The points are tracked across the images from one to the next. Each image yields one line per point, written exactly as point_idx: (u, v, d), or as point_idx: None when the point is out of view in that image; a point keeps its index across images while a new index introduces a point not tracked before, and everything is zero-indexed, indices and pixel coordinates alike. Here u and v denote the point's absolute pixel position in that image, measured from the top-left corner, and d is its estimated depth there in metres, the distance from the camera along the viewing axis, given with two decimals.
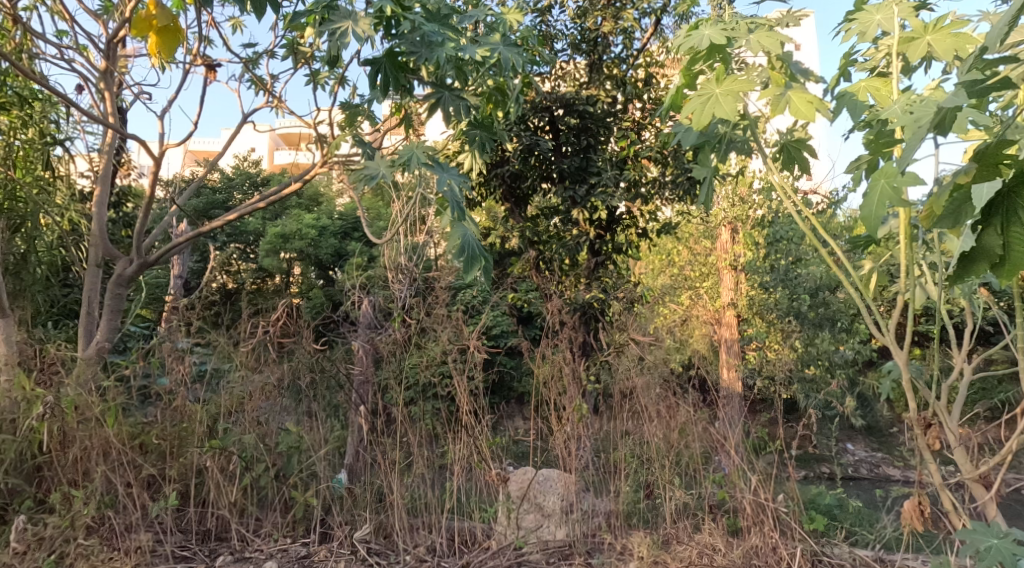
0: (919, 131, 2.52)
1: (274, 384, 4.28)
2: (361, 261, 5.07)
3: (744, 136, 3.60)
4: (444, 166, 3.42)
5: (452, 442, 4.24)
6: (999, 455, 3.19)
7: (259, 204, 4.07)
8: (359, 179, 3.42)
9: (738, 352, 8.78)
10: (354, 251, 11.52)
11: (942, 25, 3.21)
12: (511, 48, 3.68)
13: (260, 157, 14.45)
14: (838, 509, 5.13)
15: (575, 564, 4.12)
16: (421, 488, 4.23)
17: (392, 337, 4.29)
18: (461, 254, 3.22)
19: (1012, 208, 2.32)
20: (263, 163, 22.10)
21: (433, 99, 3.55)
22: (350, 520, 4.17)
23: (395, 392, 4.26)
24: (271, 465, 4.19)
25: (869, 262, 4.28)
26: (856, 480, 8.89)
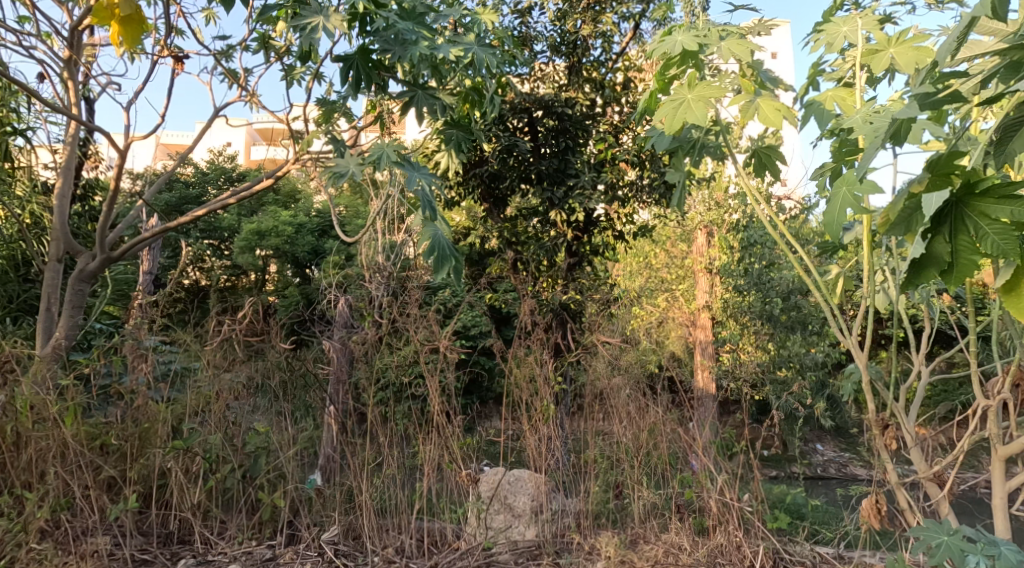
0: (877, 140, 2.66)
1: (244, 383, 4.34)
2: (338, 260, 5.09)
3: (716, 141, 3.69)
4: (415, 165, 3.45)
5: (423, 443, 4.24)
6: (952, 455, 3.27)
7: (229, 200, 4.02)
8: (330, 175, 3.47)
9: (712, 354, 9.12)
10: (329, 248, 11.53)
11: (904, 39, 3.32)
12: (486, 48, 3.73)
13: (236, 152, 14.40)
14: (804, 507, 5.23)
15: (543, 565, 4.15)
16: (392, 488, 4.24)
17: (362, 337, 4.27)
18: (431, 252, 3.26)
19: (960, 217, 2.43)
20: (240, 159, 22.04)
21: (407, 98, 3.59)
22: (319, 522, 4.21)
23: (367, 391, 4.28)
24: (237, 466, 4.22)
25: (837, 267, 4.37)
26: (823, 481, 9.04)
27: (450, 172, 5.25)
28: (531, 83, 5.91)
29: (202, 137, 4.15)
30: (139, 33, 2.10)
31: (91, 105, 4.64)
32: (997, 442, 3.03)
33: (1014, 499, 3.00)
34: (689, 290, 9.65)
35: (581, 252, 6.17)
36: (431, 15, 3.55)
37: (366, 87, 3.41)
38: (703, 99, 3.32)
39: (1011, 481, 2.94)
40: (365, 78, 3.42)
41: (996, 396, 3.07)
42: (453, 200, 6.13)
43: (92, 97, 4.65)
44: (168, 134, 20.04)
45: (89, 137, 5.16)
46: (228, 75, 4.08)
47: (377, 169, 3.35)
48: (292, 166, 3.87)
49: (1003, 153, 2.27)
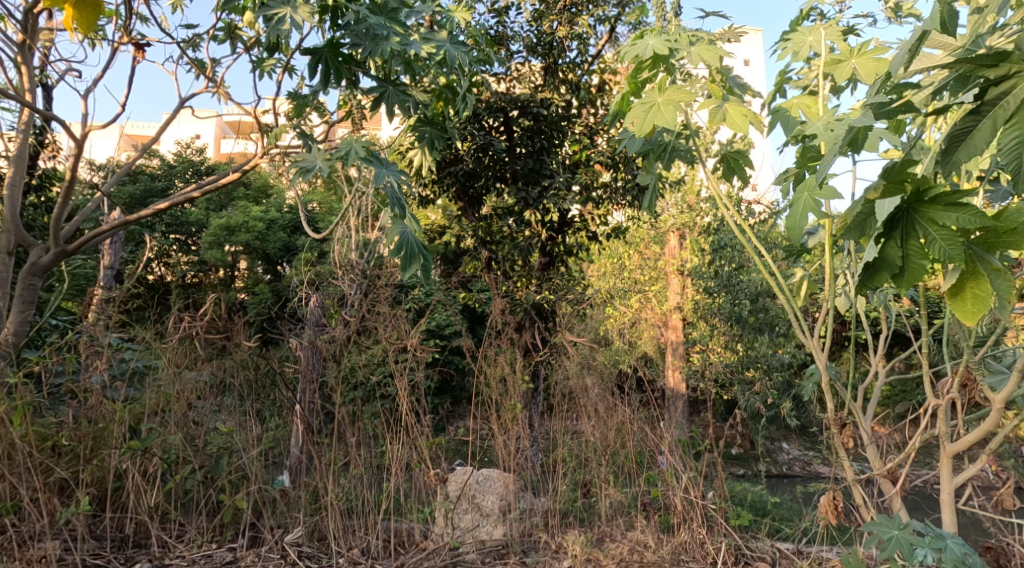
0: (836, 148, 2.77)
1: (207, 383, 4.34)
2: (310, 257, 5.06)
3: (686, 145, 3.77)
4: (383, 161, 3.49)
5: (389, 443, 4.25)
6: (904, 452, 3.38)
7: (193, 193, 3.98)
8: (297, 170, 3.52)
9: (682, 354, 9.91)
10: (300, 245, 11.51)
11: (865, 50, 3.44)
12: (458, 46, 3.76)
13: (204, 145, 14.27)
14: (765, 504, 5.36)
15: (509, 564, 4.19)
16: (358, 488, 4.24)
17: (331, 335, 4.25)
18: (399, 250, 3.29)
19: (911, 222, 2.55)
20: (207, 152, 21.86)
21: (378, 94, 3.65)
22: (282, 524, 4.21)
23: (335, 391, 4.27)
24: (199, 467, 4.21)
25: (801, 271, 4.46)
26: (785, 481, 9.37)
27: (424, 169, 5.30)
28: (507, 83, 5.95)
29: (166, 128, 4.08)
30: (97, 17, 1.50)
31: (47, 92, 4.56)
32: (945, 441, 3.14)
33: (960, 494, 3.11)
34: (660, 292, 9.86)
35: (554, 252, 6.26)
36: (405, 10, 3.54)
37: (336, 80, 3.44)
38: (672, 103, 3.39)
39: (956, 477, 3.05)
40: (334, 72, 3.46)
41: (945, 395, 3.18)
42: (427, 198, 6.21)
43: (50, 84, 4.58)
44: (133, 125, 19.77)
45: (45, 125, 5.07)
46: (194, 65, 4.04)
47: (344, 165, 3.39)
48: (259, 160, 3.82)
49: (948, 164, 2.23)
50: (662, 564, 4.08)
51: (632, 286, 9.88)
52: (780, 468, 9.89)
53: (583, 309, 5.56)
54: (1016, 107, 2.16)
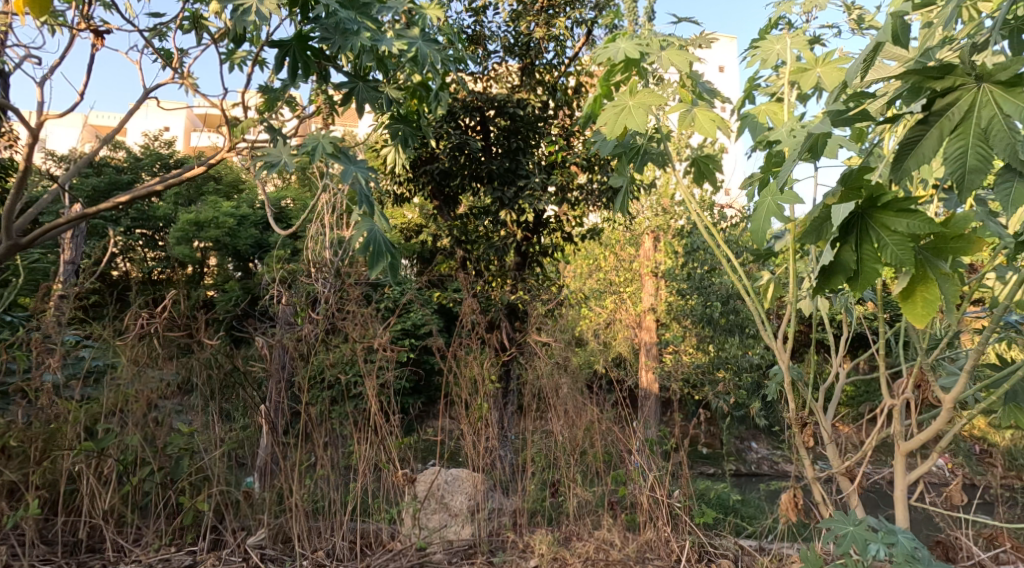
0: (796, 154, 2.84)
1: (173, 384, 4.26)
2: (280, 255, 4.99)
3: (659, 148, 3.79)
4: (351, 157, 3.51)
5: (357, 443, 4.28)
6: (861, 451, 3.46)
7: (156, 186, 3.77)
8: (262, 165, 3.55)
9: (654, 355, 9.63)
10: (271, 241, 11.48)
11: (830, 60, 3.51)
12: (431, 43, 3.76)
13: (172, 137, 14.10)
14: (729, 502, 5.48)
15: (476, 564, 4.25)
16: (325, 488, 4.27)
17: (300, 334, 4.23)
18: (367, 247, 3.32)
19: (865, 228, 2.63)
20: (177, 144, 21.63)
21: (348, 90, 3.67)
22: (244, 526, 4.19)
23: (302, 390, 4.25)
24: (157, 469, 4.15)
25: (767, 273, 4.53)
26: (752, 480, 9.53)
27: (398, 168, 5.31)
28: (484, 82, 5.98)
29: (127, 120, 3.78)
30: None
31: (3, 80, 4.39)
32: (899, 439, 3.22)
33: (913, 492, 3.18)
34: (635, 293, 9.75)
35: (529, 253, 6.28)
36: (377, 5, 3.57)
37: (305, 74, 3.49)
38: (643, 106, 3.45)
39: (910, 476, 3.13)
40: (301, 66, 3.48)
41: (899, 395, 3.26)
42: (403, 196, 6.23)
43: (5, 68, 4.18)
44: (97, 116, 19.43)
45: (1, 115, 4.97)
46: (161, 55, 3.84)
47: (310, 161, 3.41)
48: (227, 154, 3.69)
49: (898, 171, 2.32)
50: (628, 563, 4.14)
51: (608, 286, 9.73)
52: (748, 467, 10.06)
53: (556, 309, 5.57)
54: (961, 117, 2.24)
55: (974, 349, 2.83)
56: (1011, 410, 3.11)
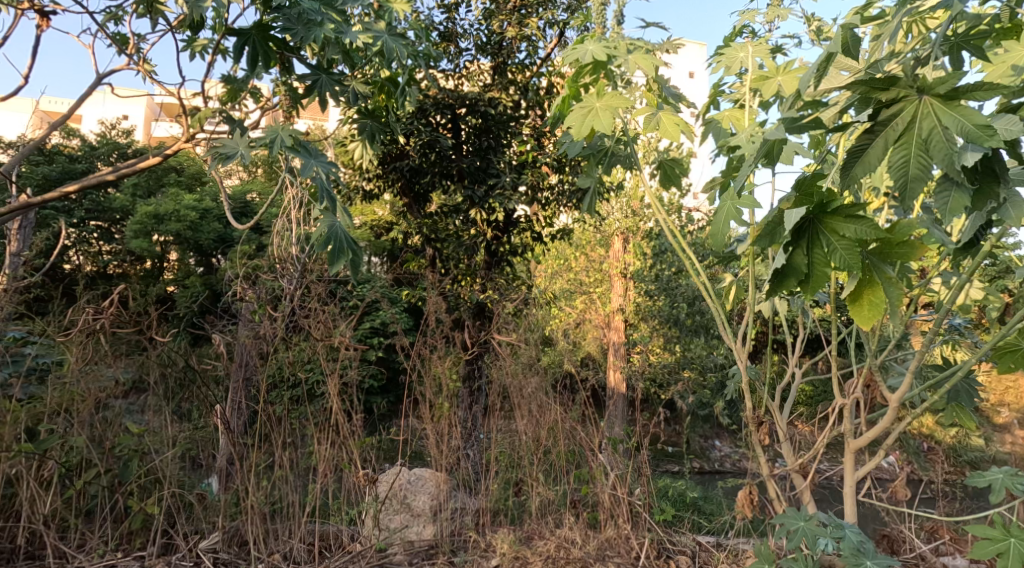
0: (753, 160, 2.92)
1: (125, 382, 4.06)
2: (246, 250, 4.98)
3: (626, 151, 3.85)
4: (310, 152, 3.50)
5: (317, 444, 4.22)
6: (813, 449, 3.54)
7: (108, 175, 3.57)
8: (217, 156, 3.51)
9: (624, 356, 9.36)
10: (234, 236, 11.37)
11: (791, 68, 3.59)
12: (397, 38, 3.78)
13: (131, 127, 13.87)
14: (688, 498, 5.60)
15: (436, 564, 4.28)
16: (284, 490, 4.18)
17: (261, 332, 4.13)
18: (326, 243, 3.36)
19: (816, 232, 2.71)
20: (136, 134, 21.30)
21: (309, 83, 3.61)
22: (198, 529, 4.10)
23: (261, 390, 4.16)
24: (104, 472, 3.99)
25: (728, 275, 4.59)
26: (714, 478, 9.71)
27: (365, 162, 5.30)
28: (456, 79, 6.01)
29: (77, 104, 3.56)
30: None
31: None
32: (849, 437, 3.30)
33: (861, 489, 3.27)
34: (605, 293, 9.63)
35: (499, 252, 6.35)
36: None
37: (265, 63, 3.41)
38: (610, 108, 3.48)
39: (860, 472, 3.20)
40: (261, 56, 3.41)
41: (850, 395, 3.33)
42: (372, 192, 6.20)
43: None
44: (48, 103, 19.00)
45: None
46: (115, 39, 3.67)
47: (268, 153, 3.38)
48: (184, 144, 3.59)
49: (846, 178, 2.40)
50: (589, 561, 4.17)
51: (579, 286, 9.88)
52: (711, 465, 10.25)
53: (524, 311, 5.53)
54: (904, 127, 2.34)
55: (918, 350, 2.90)
56: (954, 409, 3.28)
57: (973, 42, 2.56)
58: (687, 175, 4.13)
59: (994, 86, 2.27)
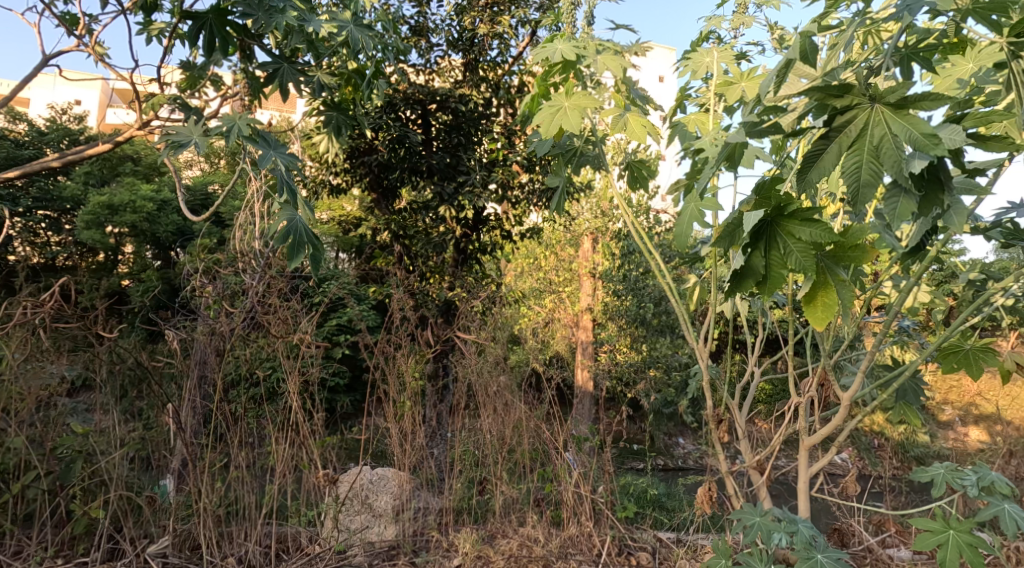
0: (715, 163, 2.98)
1: (69, 380, 3.78)
2: (206, 244, 4.88)
3: (595, 152, 3.89)
4: (268, 141, 3.48)
5: (275, 443, 4.13)
6: (770, 446, 3.61)
7: (52, 162, 3.55)
8: (171, 144, 3.45)
9: (591, 353, 9.76)
10: (192, 230, 11.13)
11: (754, 75, 3.65)
12: (363, 28, 3.79)
13: (84, 114, 13.53)
14: (647, 495, 5.69)
15: (398, 564, 4.28)
16: (240, 491, 4.06)
17: (217, 327, 3.92)
18: (286, 237, 3.34)
19: (774, 234, 2.77)
20: (89, 121, 20.87)
21: (271, 71, 3.60)
22: (146, 534, 3.91)
23: (217, 388, 3.98)
24: (45, 473, 3.69)
25: (691, 276, 4.66)
26: (677, 475, 9.86)
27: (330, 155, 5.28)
28: (427, 75, 6.07)
29: (24, 85, 3.53)
30: None
31: None
32: (804, 434, 3.39)
33: (814, 484, 3.37)
34: (575, 293, 9.78)
35: (468, 250, 6.39)
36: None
37: (222, 48, 3.39)
38: (578, 109, 3.53)
39: (813, 467, 3.29)
40: (220, 42, 3.39)
41: (805, 395, 3.42)
42: (340, 186, 6.21)
43: None
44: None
45: None
46: (64, 20, 3.67)
47: (226, 141, 3.37)
48: (135, 132, 3.63)
49: (802, 182, 2.47)
50: (550, 559, 4.21)
51: (548, 286, 9.68)
52: (673, 463, 10.40)
53: (491, 309, 5.52)
54: (858, 133, 2.42)
55: (869, 350, 2.99)
56: (902, 407, 3.39)
57: (920, 55, 2.65)
58: (655, 177, 4.19)
59: (940, 96, 2.36)
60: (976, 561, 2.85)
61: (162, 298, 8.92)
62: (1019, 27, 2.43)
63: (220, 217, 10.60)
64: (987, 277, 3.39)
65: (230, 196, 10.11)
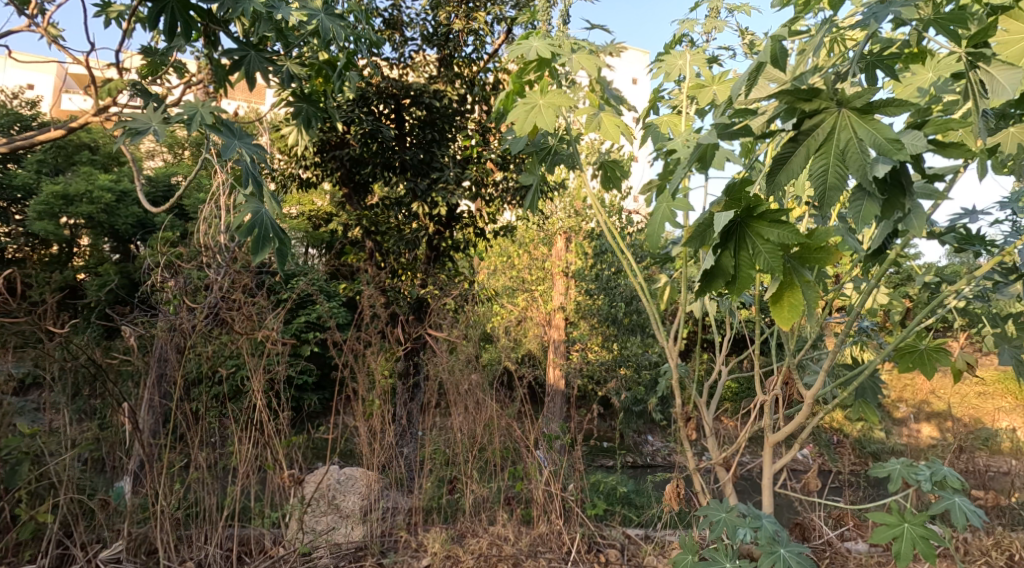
0: (687, 164, 3.02)
1: (17, 380, 3.67)
2: (168, 237, 4.78)
3: (569, 150, 3.93)
4: (231, 130, 3.39)
5: (236, 444, 4.07)
6: (736, 442, 3.67)
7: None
8: (127, 131, 3.35)
9: (562, 353, 9.42)
10: (152, 222, 10.83)
11: (725, 79, 3.74)
12: (333, 18, 3.78)
13: (37, 97, 13.07)
14: (616, 491, 5.75)
15: (365, 566, 4.26)
16: (200, 493, 4.04)
17: (177, 323, 3.85)
18: (251, 231, 3.27)
19: (743, 236, 2.81)
20: (45, 105, 20.30)
21: (239, 57, 3.53)
22: (99, 539, 3.86)
23: (176, 387, 3.92)
24: None
25: (663, 276, 4.71)
26: (646, 473, 9.97)
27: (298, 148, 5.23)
28: (402, 69, 6.00)
29: None
30: None
31: None
32: (768, 431, 3.46)
33: (778, 480, 3.44)
34: (546, 292, 9.69)
35: (441, 247, 6.44)
36: None
37: (185, 33, 3.25)
38: (552, 107, 3.57)
39: (777, 464, 3.37)
40: (182, 26, 3.25)
41: (769, 392, 3.49)
42: (310, 181, 6.15)
43: None
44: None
45: None
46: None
47: (188, 129, 3.28)
48: (90, 118, 3.52)
49: (772, 184, 2.51)
50: (520, 557, 4.25)
51: (521, 284, 9.95)
52: (643, 460, 10.51)
53: (464, 306, 5.51)
54: (825, 137, 2.47)
55: (831, 350, 3.06)
56: (861, 405, 3.48)
57: (884, 62, 2.73)
58: (628, 178, 4.24)
59: (904, 102, 2.42)
60: (928, 551, 2.94)
61: (121, 293, 8.68)
62: (978, 37, 2.52)
63: (183, 208, 10.33)
64: (939, 280, 3.53)
65: (196, 188, 9.87)
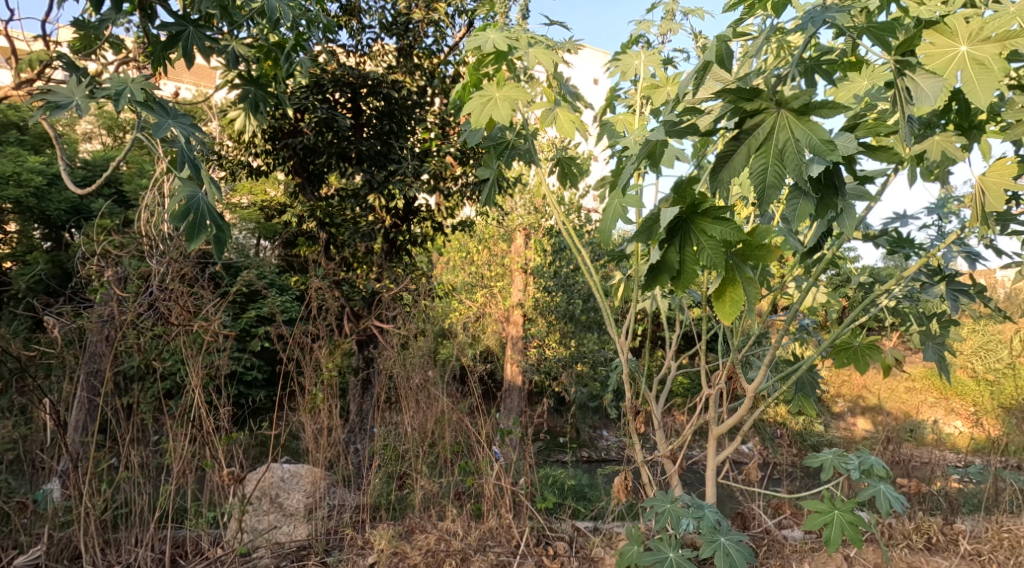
0: (637, 159, 3.06)
1: None
2: (106, 225, 4.64)
3: (526, 146, 3.96)
4: (164, 111, 3.32)
5: (170, 443, 3.99)
6: (680, 437, 3.73)
7: None
8: (48, 105, 3.27)
9: (520, 349, 9.41)
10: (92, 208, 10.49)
11: (678, 79, 3.82)
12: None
13: None
14: (567, 487, 5.82)
15: (307, 564, 4.25)
16: (131, 493, 3.95)
17: (108, 314, 3.74)
18: (186, 215, 3.20)
19: (687, 231, 2.88)
20: None
21: (175, 32, 3.48)
22: (17, 544, 3.75)
23: (106, 383, 3.83)
24: None
25: (615, 272, 4.76)
26: (599, 468, 10.08)
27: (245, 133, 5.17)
28: (359, 58, 5.99)
29: None
30: None
31: None
32: (712, 426, 3.54)
33: (719, 474, 3.53)
34: (505, 288, 9.77)
35: (398, 242, 6.39)
36: None
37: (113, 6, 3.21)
38: (508, 100, 3.59)
39: (719, 458, 3.44)
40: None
41: (715, 387, 3.56)
42: (263, 169, 6.08)
43: None
44: None
45: None
46: None
47: (115, 105, 3.23)
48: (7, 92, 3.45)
49: (715, 183, 2.58)
50: (468, 552, 4.28)
51: (480, 280, 9.96)
52: (597, 455, 10.63)
53: (419, 300, 5.51)
54: (764, 137, 2.55)
55: (773, 346, 3.14)
56: (800, 399, 3.59)
57: (824, 67, 2.80)
58: (584, 175, 4.29)
59: (838, 105, 2.51)
60: (857, 539, 3.06)
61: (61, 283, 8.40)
62: (906, 45, 2.62)
63: (123, 194, 9.96)
64: (873, 281, 3.62)
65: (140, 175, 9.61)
